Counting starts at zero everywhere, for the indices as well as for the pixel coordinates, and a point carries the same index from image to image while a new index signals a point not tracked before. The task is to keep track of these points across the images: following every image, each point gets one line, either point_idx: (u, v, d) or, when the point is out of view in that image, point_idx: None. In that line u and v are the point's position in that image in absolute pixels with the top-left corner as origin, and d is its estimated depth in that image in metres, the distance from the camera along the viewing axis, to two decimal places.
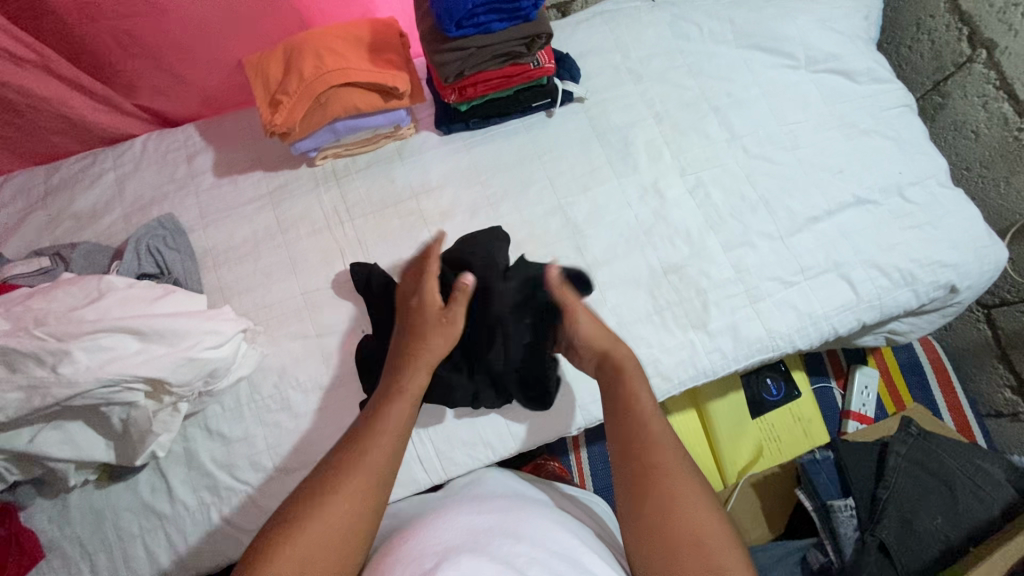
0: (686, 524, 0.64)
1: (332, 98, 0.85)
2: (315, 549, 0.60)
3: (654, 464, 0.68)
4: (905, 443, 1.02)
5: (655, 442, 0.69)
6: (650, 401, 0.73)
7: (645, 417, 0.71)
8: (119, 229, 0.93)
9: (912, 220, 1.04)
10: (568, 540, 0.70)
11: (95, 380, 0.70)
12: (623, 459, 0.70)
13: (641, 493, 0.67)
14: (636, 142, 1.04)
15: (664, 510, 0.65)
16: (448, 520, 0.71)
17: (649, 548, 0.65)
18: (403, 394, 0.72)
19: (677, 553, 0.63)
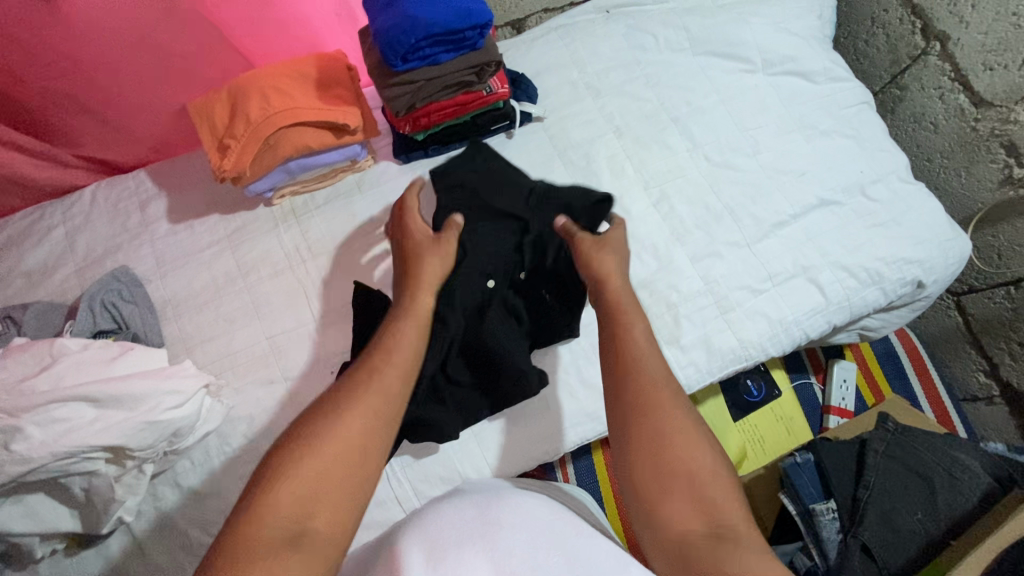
0: (676, 458, 0.63)
1: (281, 139, 0.83)
2: (331, 461, 0.59)
3: (649, 399, 0.67)
4: (884, 440, 1.03)
5: (654, 379, 0.69)
6: (648, 343, 0.74)
7: (643, 354, 0.72)
8: (72, 284, 0.91)
9: (876, 218, 1.05)
10: (551, 514, 0.72)
11: (49, 455, 0.68)
12: (621, 396, 0.69)
13: (637, 427, 0.66)
14: (598, 158, 1.03)
15: (660, 448, 0.65)
16: (430, 517, 0.70)
17: (640, 485, 0.64)
18: (413, 315, 0.74)
19: (670, 496, 0.63)
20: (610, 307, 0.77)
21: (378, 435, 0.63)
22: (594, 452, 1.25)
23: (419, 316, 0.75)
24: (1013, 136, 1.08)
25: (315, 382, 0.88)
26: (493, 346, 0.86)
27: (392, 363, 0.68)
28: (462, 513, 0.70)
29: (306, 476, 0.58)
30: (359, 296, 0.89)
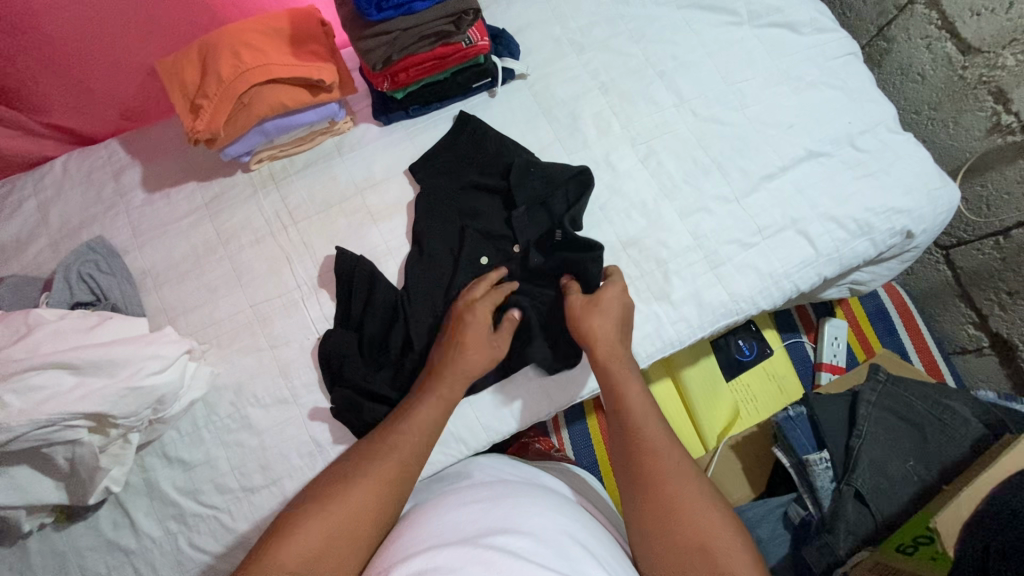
0: (682, 525, 0.69)
1: (255, 98, 0.80)
2: (347, 525, 0.68)
3: (656, 472, 0.73)
4: (875, 391, 1.04)
5: (660, 450, 0.75)
6: (654, 414, 0.79)
7: (646, 423, 0.78)
8: (48, 257, 0.88)
9: (865, 169, 1.04)
10: (561, 523, 0.67)
11: (30, 423, 0.66)
12: (632, 467, 0.76)
13: (643, 499, 0.72)
14: (583, 116, 1.01)
15: (665, 517, 0.70)
16: (441, 518, 0.67)
17: (652, 549, 0.70)
18: (438, 392, 0.79)
19: (679, 552, 0.68)
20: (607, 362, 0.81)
21: (389, 503, 0.71)
22: (589, 417, 1.25)
23: (449, 394, 0.79)
24: (1001, 82, 1.06)
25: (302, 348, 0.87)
26: None
27: (410, 440, 0.75)
28: (471, 514, 0.67)
29: (320, 533, 0.67)
30: (348, 259, 0.88)
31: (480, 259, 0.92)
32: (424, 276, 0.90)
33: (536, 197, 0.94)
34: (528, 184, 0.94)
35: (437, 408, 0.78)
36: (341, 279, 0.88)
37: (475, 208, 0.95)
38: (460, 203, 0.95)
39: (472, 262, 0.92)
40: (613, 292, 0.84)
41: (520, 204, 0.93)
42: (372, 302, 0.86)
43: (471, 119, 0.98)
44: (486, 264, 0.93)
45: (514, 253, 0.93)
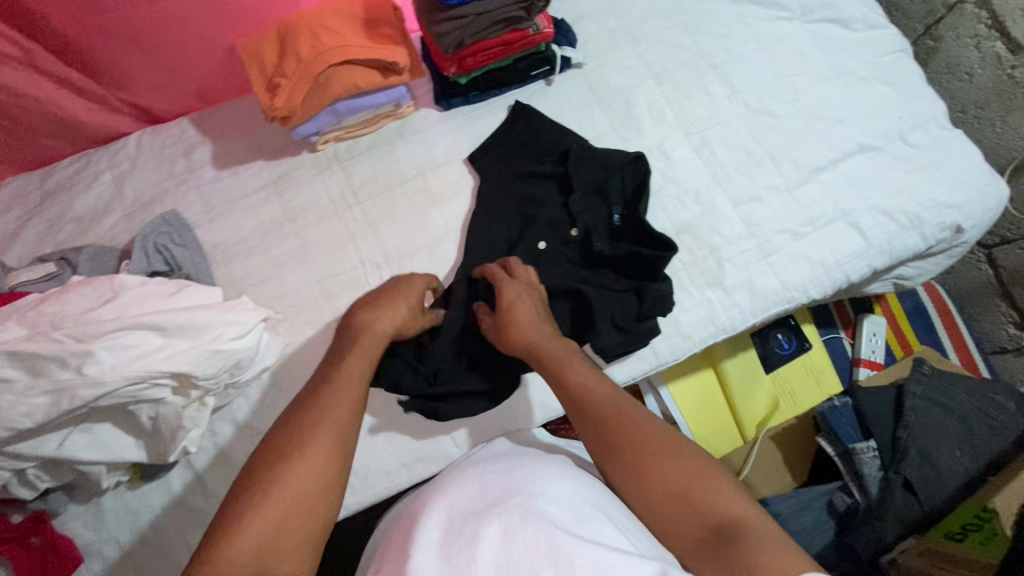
0: (664, 488, 0.66)
1: (331, 78, 0.83)
2: (296, 510, 0.60)
3: (619, 434, 0.70)
4: (921, 383, 1.04)
5: (619, 410, 0.73)
6: (597, 379, 0.76)
7: (594, 389, 0.75)
8: (122, 228, 0.92)
9: (915, 163, 1.05)
10: (574, 482, 0.72)
11: (121, 379, 0.69)
12: (595, 436, 0.72)
13: (616, 465, 0.70)
14: (638, 104, 1.04)
15: (638, 476, 0.68)
16: (455, 483, 0.74)
17: (654, 518, 0.67)
18: (364, 343, 0.75)
19: (671, 517, 0.66)
20: (547, 352, 0.79)
21: (334, 479, 0.64)
22: None
23: (364, 346, 0.74)
24: None
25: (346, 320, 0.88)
26: None
27: (339, 405, 0.68)
28: (485, 479, 0.74)
29: (273, 513, 0.59)
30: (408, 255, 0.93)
31: (536, 245, 0.95)
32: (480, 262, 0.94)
33: (593, 182, 0.96)
34: (585, 169, 0.96)
35: (361, 361, 0.74)
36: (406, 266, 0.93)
37: (532, 194, 0.97)
38: (519, 190, 0.98)
39: (529, 246, 0.95)
40: (512, 295, 0.82)
41: (577, 188, 0.95)
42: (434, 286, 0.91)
43: (526, 109, 1.00)
44: (542, 249, 0.95)
45: (570, 237, 0.96)
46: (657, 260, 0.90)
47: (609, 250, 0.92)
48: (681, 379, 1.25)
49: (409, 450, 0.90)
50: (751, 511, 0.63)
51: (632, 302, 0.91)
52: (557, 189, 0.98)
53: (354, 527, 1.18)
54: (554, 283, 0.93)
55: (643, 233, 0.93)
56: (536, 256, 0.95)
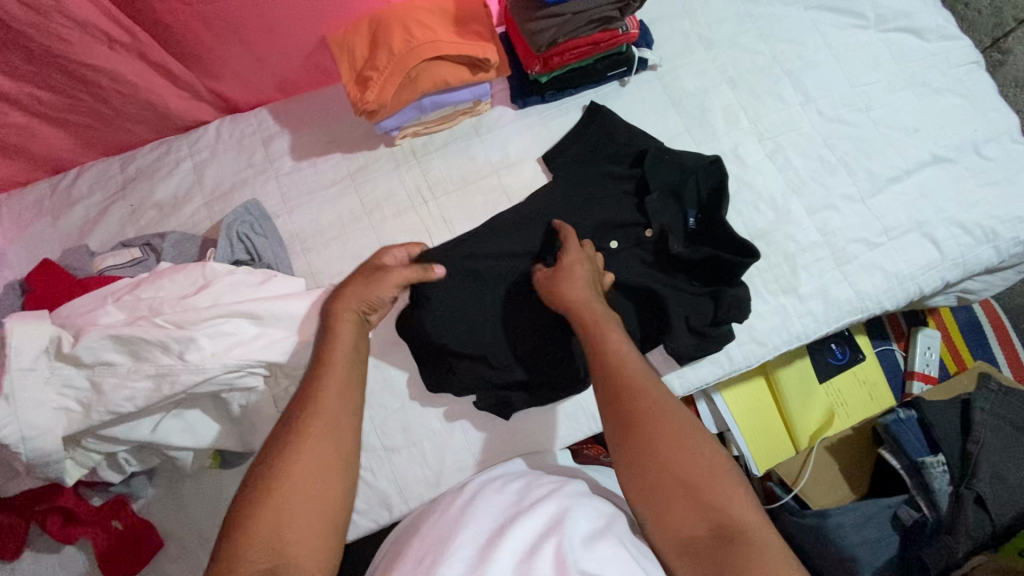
0: (669, 470, 0.64)
1: (421, 73, 0.84)
2: (304, 493, 0.60)
3: (642, 411, 0.67)
4: (988, 399, 1.03)
5: (643, 387, 0.70)
6: (631, 351, 0.74)
7: (626, 361, 0.72)
8: (202, 217, 0.92)
9: (989, 177, 1.04)
10: (586, 500, 0.73)
11: (221, 366, 0.70)
12: (612, 408, 0.69)
13: (628, 442, 0.67)
14: (713, 108, 1.03)
15: (647, 454, 0.66)
16: (478, 501, 0.74)
17: (647, 499, 0.65)
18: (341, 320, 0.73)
19: (667, 502, 0.64)
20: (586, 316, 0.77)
21: (336, 473, 0.63)
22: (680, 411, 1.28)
23: (344, 337, 0.72)
24: None
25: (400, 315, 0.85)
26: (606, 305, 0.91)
27: (333, 385, 0.67)
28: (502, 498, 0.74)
29: (281, 502, 0.59)
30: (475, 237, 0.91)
31: (608, 244, 0.95)
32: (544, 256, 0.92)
33: (670, 184, 0.95)
34: (662, 171, 0.95)
35: (346, 342, 0.72)
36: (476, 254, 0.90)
37: (606, 193, 0.96)
38: (592, 188, 0.97)
39: (602, 245, 0.95)
40: (574, 261, 0.83)
41: (654, 190, 0.94)
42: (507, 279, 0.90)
43: (601, 110, 0.99)
44: (615, 248, 0.95)
45: (644, 237, 0.95)
46: (736, 264, 0.89)
47: (688, 252, 0.91)
48: (735, 386, 1.23)
49: (482, 447, 0.90)
50: (755, 520, 0.61)
51: (708, 306, 0.90)
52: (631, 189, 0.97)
53: None
54: (629, 283, 0.92)
55: (721, 237, 0.92)
56: (609, 255, 0.94)
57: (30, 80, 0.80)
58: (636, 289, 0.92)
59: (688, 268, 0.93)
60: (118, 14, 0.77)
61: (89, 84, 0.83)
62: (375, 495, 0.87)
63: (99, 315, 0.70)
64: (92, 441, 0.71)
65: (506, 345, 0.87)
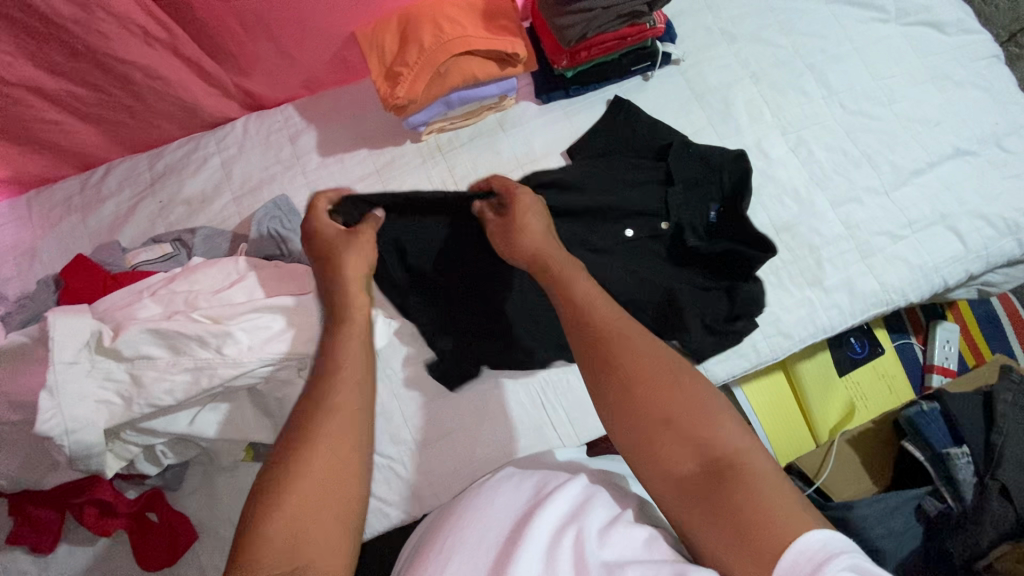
0: (654, 407, 0.58)
1: (451, 69, 0.85)
2: (313, 498, 0.54)
3: (617, 351, 0.62)
4: (1011, 390, 1.03)
5: (614, 326, 0.64)
6: (599, 290, 0.69)
7: (595, 300, 0.67)
8: (231, 212, 0.93)
9: (1012, 170, 1.04)
10: (602, 492, 0.66)
11: (258, 360, 0.70)
12: (586, 345, 0.63)
13: (605, 386, 0.61)
14: (736, 102, 1.04)
15: (628, 391, 0.59)
16: (489, 495, 0.68)
17: (634, 441, 0.59)
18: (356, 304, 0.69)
19: (654, 441, 0.58)
20: (544, 261, 0.72)
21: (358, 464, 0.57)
22: None
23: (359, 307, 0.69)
24: None
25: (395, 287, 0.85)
26: (619, 293, 0.90)
27: (348, 381, 0.61)
28: (517, 488, 0.69)
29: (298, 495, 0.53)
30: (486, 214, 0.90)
31: (625, 232, 0.94)
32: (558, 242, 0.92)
33: (694, 177, 0.95)
34: (687, 162, 0.95)
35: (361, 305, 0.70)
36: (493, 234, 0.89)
37: (624, 178, 0.95)
38: (613, 174, 0.96)
39: (616, 233, 0.94)
40: (521, 205, 0.78)
41: (678, 182, 0.94)
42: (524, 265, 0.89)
43: (625, 105, 1.00)
44: (631, 237, 0.94)
45: (662, 228, 0.94)
46: (754, 260, 0.89)
47: (705, 248, 0.92)
48: (755, 380, 1.24)
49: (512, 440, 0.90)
50: (751, 448, 0.56)
51: (723, 302, 0.91)
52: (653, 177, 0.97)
53: None
54: (643, 274, 0.92)
55: (742, 232, 0.92)
56: (622, 243, 0.94)
57: (65, 76, 0.81)
58: (647, 277, 0.91)
59: (707, 262, 0.94)
60: (157, 10, 0.78)
61: (123, 80, 0.84)
62: (406, 487, 0.87)
63: (138, 309, 0.71)
64: (131, 434, 0.71)
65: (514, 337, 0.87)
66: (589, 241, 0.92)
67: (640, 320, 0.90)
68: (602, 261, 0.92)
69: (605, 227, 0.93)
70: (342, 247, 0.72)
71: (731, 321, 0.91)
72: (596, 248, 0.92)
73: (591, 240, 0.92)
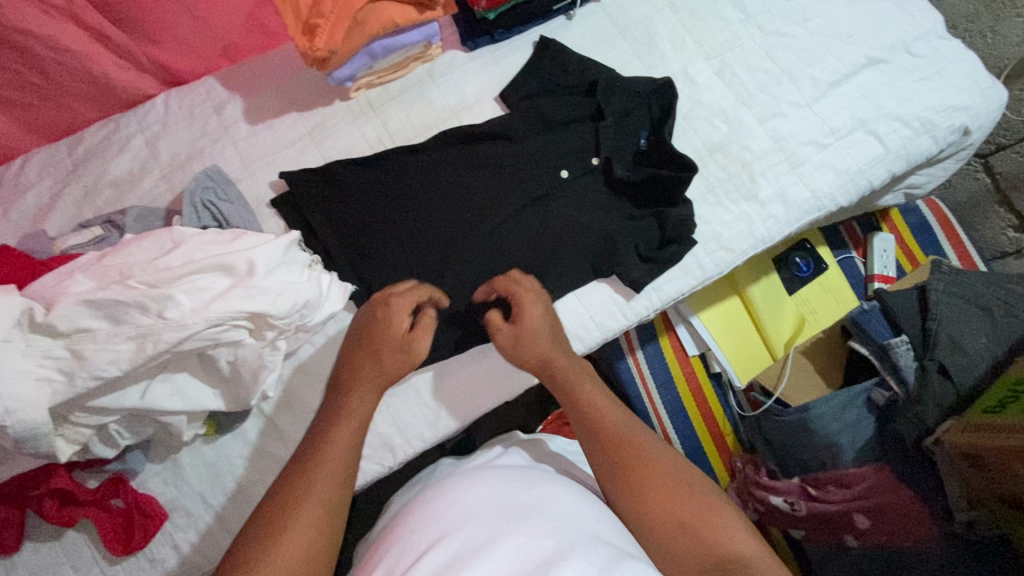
0: (664, 513, 0.64)
1: (369, 16, 0.84)
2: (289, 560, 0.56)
3: (631, 454, 0.67)
4: (943, 280, 1.10)
5: (631, 432, 0.70)
6: (606, 397, 0.74)
7: (602, 409, 0.72)
8: (163, 190, 0.90)
9: (921, 73, 1.10)
10: (578, 526, 0.63)
11: (204, 321, 0.68)
12: (601, 456, 0.69)
13: (620, 491, 0.66)
14: (659, 33, 1.06)
15: (639, 499, 0.65)
16: (453, 505, 0.66)
17: (651, 541, 0.65)
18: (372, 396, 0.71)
19: (668, 542, 0.63)
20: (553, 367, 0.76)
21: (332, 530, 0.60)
22: (661, 339, 1.32)
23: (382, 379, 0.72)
24: None
25: (326, 245, 0.88)
26: (555, 232, 0.94)
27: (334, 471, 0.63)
28: (491, 496, 0.67)
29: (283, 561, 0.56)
30: (420, 162, 0.94)
31: (559, 172, 0.97)
32: (491, 190, 0.95)
33: (624, 110, 0.99)
34: (617, 94, 0.98)
35: (379, 396, 0.71)
36: (422, 187, 0.93)
37: (553, 118, 0.99)
38: (546, 108, 0.99)
39: (552, 175, 0.97)
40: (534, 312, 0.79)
41: (609, 116, 0.97)
42: (462, 217, 0.93)
43: (552, 44, 1.01)
44: (565, 177, 0.97)
45: (593, 164, 0.98)
46: (677, 181, 0.93)
47: (631, 175, 0.95)
48: (709, 307, 1.30)
49: (472, 382, 0.92)
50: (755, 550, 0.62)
51: (654, 231, 0.95)
52: (587, 114, 1.00)
53: (405, 478, 1.20)
54: (578, 212, 0.95)
55: (666, 156, 0.96)
56: (559, 184, 0.97)
57: None
58: (585, 216, 0.95)
59: (636, 192, 0.98)
60: None
61: (25, 55, 0.80)
62: (377, 439, 0.87)
63: (68, 284, 0.68)
64: (80, 415, 0.69)
65: (444, 284, 0.90)
66: (527, 185, 0.96)
67: (579, 257, 0.93)
68: (534, 208, 0.95)
69: (540, 171, 0.96)
70: (392, 372, 0.72)
71: (664, 247, 0.94)
72: (531, 194, 0.95)
73: (522, 183, 0.96)
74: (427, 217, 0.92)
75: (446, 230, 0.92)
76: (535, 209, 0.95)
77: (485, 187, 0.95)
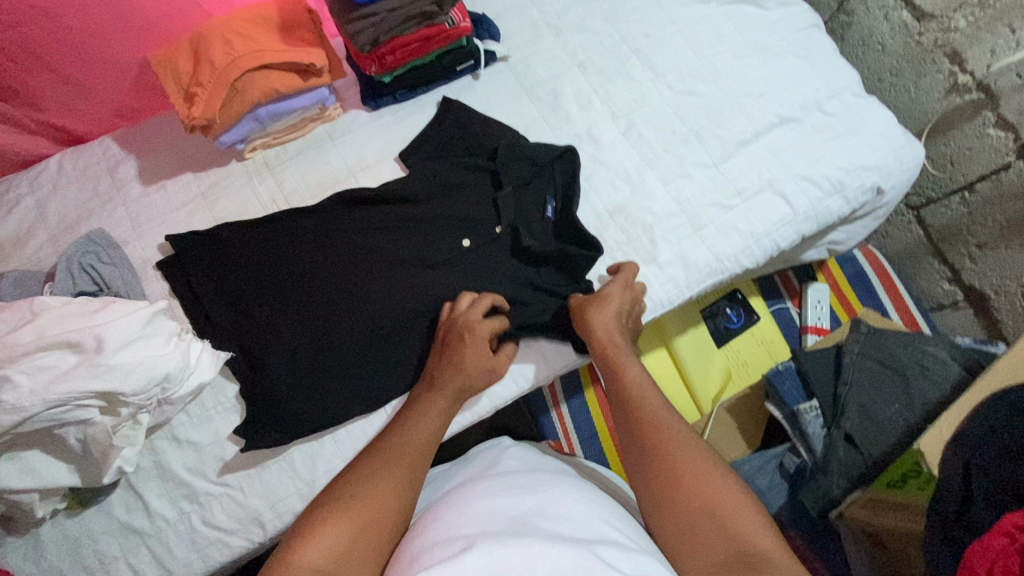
0: (693, 498, 0.61)
1: (248, 84, 0.85)
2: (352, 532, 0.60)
3: (660, 442, 0.66)
4: (859, 342, 1.07)
5: (665, 420, 0.69)
6: (651, 386, 0.74)
7: (646, 394, 0.73)
8: (47, 252, 0.90)
9: (833, 131, 1.08)
10: (588, 529, 0.58)
11: (41, 403, 0.67)
12: (635, 438, 0.69)
13: (649, 477, 0.65)
14: (565, 92, 1.06)
15: (669, 482, 0.63)
16: (466, 503, 0.64)
17: (671, 531, 0.62)
18: (447, 391, 0.79)
19: (693, 529, 0.60)
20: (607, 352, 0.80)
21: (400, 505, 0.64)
22: (587, 392, 1.29)
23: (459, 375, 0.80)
24: (954, 44, 1.13)
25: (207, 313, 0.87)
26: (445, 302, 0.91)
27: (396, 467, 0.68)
28: (497, 499, 0.63)
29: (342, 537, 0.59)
30: (309, 225, 0.92)
31: (462, 240, 0.95)
32: (384, 253, 0.91)
33: (524, 176, 0.97)
34: (518, 159, 0.97)
35: (432, 420, 0.76)
36: (308, 250, 0.90)
37: (450, 181, 0.97)
38: (445, 172, 0.97)
39: (452, 243, 0.95)
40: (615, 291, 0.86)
41: (507, 185, 0.95)
42: (354, 278, 0.89)
43: (454, 104, 1.00)
44: (467, 246, 0.95)
45: (493, 232, 0.96)
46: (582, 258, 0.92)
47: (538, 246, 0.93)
48: None
49: None
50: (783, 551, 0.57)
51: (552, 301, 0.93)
52: (489, 178, 0.98)
53: None
54: (473, 281, 0.93)
55: (572, 229, 0.94)
56: (460, 253, 0.94)
57: None
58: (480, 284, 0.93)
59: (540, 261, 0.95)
60: None
61: None
62: (247, 514, 0.84)
63: None
64: None
65: (329, 350, 0.86)
66: (424, 253, 0.93)
67: None
68: (430, 274, 0.92)
69: (435, 237, 0.94)
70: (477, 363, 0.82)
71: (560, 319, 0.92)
72: (426, 260, 0.93)
73: (417, 248, 0.93)
74: (312, 284, 0.88)
75: (333, 292, 0.88)
76: (433, 274, 0.92)
77: (379, 250, 0.91)
